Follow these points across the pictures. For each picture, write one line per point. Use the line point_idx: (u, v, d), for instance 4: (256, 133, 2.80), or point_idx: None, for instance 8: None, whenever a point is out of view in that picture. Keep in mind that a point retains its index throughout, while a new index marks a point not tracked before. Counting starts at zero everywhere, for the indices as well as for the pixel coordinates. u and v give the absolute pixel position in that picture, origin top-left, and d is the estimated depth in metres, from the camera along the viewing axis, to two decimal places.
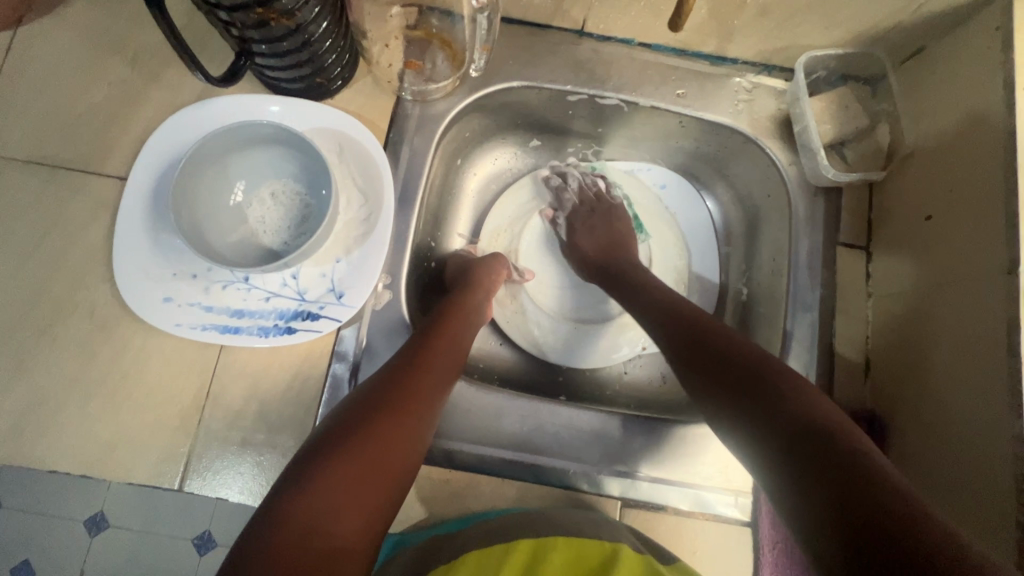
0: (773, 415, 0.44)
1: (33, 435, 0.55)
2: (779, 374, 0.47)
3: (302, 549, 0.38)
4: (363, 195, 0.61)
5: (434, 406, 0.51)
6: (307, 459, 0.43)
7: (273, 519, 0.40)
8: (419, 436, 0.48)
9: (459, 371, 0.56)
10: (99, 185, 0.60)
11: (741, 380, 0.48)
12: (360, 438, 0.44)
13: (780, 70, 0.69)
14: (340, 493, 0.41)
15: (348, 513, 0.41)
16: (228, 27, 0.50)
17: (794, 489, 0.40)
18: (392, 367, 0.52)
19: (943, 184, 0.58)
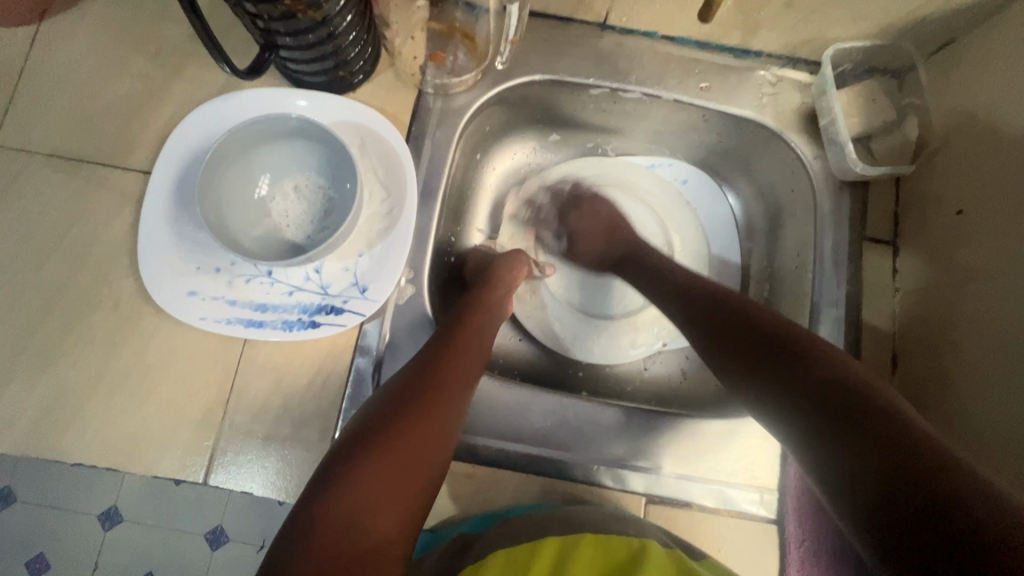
0: (765, 353, 0.48)
1: (59, 428, 0.55)
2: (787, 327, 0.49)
3: (339, 546, 0.39)
4: (386, 189, 0.61)
5: (462, 400, 0.51)
6: (340, 455, 0.44)
7: (310, 516, 0.40)
8: (449, 428, 0.48)
9: (485, 363, 0.56)
10: (122, 179, 0.60)
11: (745, 337, 0.51)
12: (390, 434, 0.44)
13: (805, 63, 0.68)
14: (373, 490, 0.41)
15: (383, 508, 0.41)
16: (254, 20, 0.50)
17: (798, 409, 0.44)
18: (418, 363, 0.52)
19: (976, 177, 0.57)
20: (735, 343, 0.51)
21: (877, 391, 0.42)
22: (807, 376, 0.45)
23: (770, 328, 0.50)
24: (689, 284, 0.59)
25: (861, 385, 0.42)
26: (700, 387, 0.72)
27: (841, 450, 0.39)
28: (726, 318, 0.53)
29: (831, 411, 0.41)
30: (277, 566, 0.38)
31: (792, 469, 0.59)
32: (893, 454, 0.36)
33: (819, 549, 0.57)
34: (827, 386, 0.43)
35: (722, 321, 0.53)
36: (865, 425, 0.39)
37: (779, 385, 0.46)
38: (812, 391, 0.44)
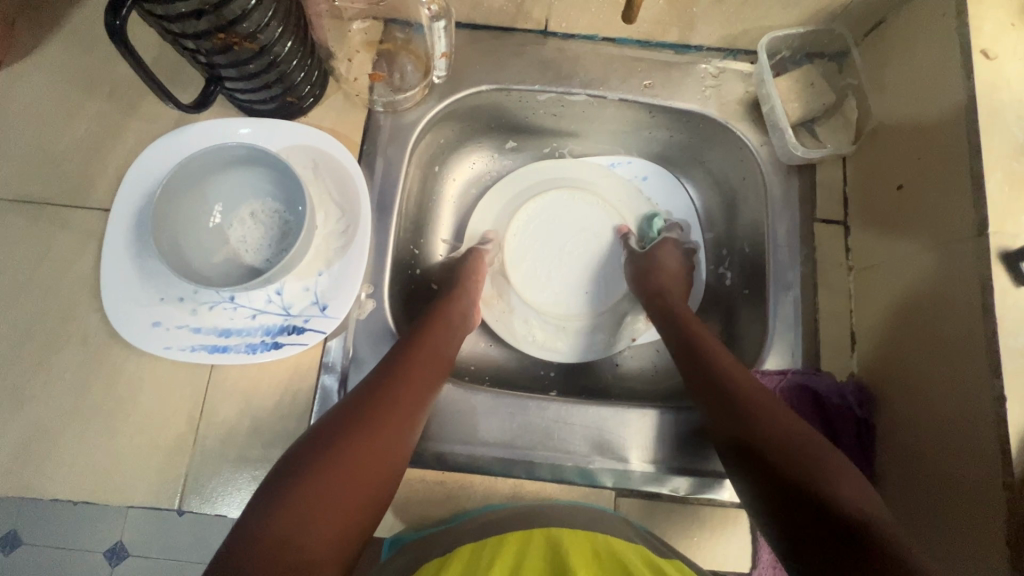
0: (738, 419, 0.51)
1: (34, 466, 0.56)
2: (760, 393, 0.52)
3: (276, 563, 0.39)
4: (340, 208, 0.63)
5: (417, 413, 0.52)
6: (286, 470, 0.44)
7: (249, 531, 0.41)
8: (400, 445, 0.49)
9: (444, 374, 0.57)
10: (85, 217, 0.62)
11: (722, 398, 0.53)
12: (337, 452, 0.45)
13: (745, 54, 0.69)
14: (315, 506, 0.42)
15: (325, 523, 0.42)
16: (195, 55, 0.52)
17: (767, 486, 0.47)
18: (374, 376, 0.52)
19: (911, 153, 0.58)
20: (717, 403, 0.53)
21: (842, 484, 0.45)
22: (771, 449, 0.48)
23: (764, 407, 0.51)
24: (697, 340, 0.59)
25: (820, 460, 0.46)
26: (672, 377, 0.72)
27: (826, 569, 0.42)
28: (723, 387, 0.53)
29: (776, 476, 0.47)
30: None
31: None
32: (833, 534, 0.42)
33: None
34: (770, 451, 0.48)
35: (720, 393, 0.53)
36: (806, 494, 0.44)
37: (750, 455, 0.49)
38: (785, 481, 0.46)
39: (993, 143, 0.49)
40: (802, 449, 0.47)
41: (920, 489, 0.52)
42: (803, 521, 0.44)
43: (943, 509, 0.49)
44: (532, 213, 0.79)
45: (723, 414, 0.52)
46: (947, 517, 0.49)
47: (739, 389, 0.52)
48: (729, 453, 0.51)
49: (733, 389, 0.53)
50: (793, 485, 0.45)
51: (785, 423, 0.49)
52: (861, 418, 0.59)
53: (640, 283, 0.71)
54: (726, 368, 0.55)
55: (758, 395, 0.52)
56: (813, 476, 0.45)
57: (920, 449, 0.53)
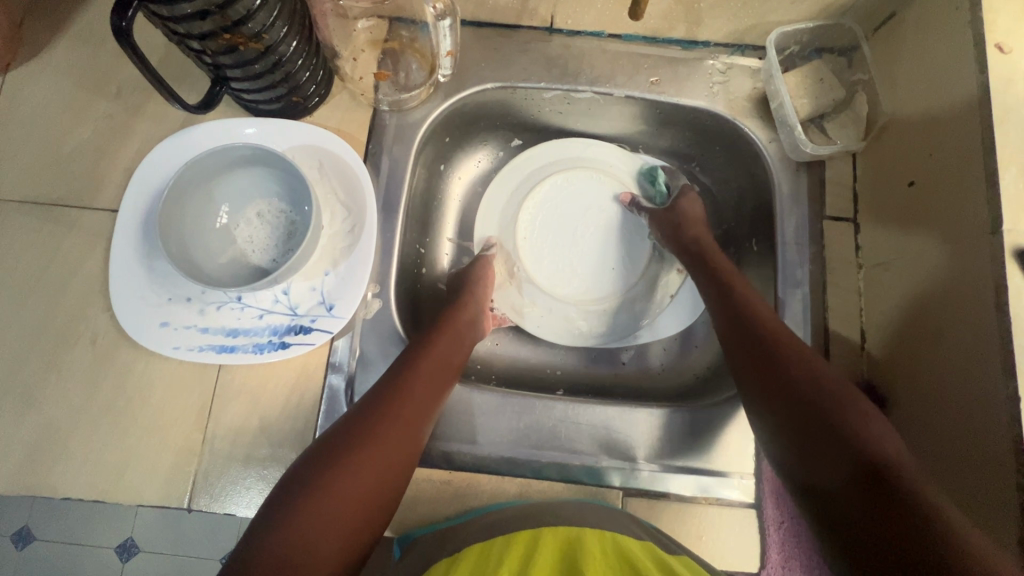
0: (772, 375, 0.52)
1: (45, 466, 0.57)
2: (797, 348, 0.53)
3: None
4: (347, 208, 0.63)
5: (425, 423, 0.52)
6: (289, 486, 0.45)
7: (250, 549, 0.41)
8: (408, 452, 0.49)
9: (451, 383, 0.57)
10: (92, 218, 0.62)
11: (758, 353, 0.53)
12: (339, 468, 0.45)
13: (753, 49, 0.69)
14: (320, 519, 0.43)
15: (326, 541, 0.42)
16: (200, 55, 0.52)
17: (798, 440, 0.48)
18: (381, 385, 0.52)
19: (922, 149, 0.57)
20: (752, 360, 0.54)
21: (874, 438, 0.45)
22: (804, 405, 0.49)
23: (805, 367, 0.51)
24: (734, 292, 0.59)
25: (852, 416, 0.47)
26: (678, 376, 0.72)
27: (852, 522, 0.43)
28: (765, 348, 0.53)
29: (808, 429, 0.48)
30: None
31: None
32: (862, 484, 0.43)
33: (797, 529, 0.58)
34: (803, 406, 0.49)
35: (760, 353, 0.53)
36: (838, 447, 0.46)
37: (783, 410, 0.50)
38: (817, 436, 0.47)
39: (1008, 139, 0.48)
40: (839, 407, 0.48)
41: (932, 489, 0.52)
42: (833, 474, 0.45)
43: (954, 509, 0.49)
44: (535, 211, 0.75)
45: (758, 370, 0.53)
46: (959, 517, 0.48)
47: (774, 344, 0.53)
48: (760, 408, 0.52)
49: (774, 350, 0.53)
50: (824, 439, 0.46)
51: (820, 379, 0.50)
52: None
53: (671, 235, 0.68)
54: (763, 323, 0.55)
55: (795, 351, 0.52)
56: (844, 432, 0.46)
57: (932, 449, 0.52)
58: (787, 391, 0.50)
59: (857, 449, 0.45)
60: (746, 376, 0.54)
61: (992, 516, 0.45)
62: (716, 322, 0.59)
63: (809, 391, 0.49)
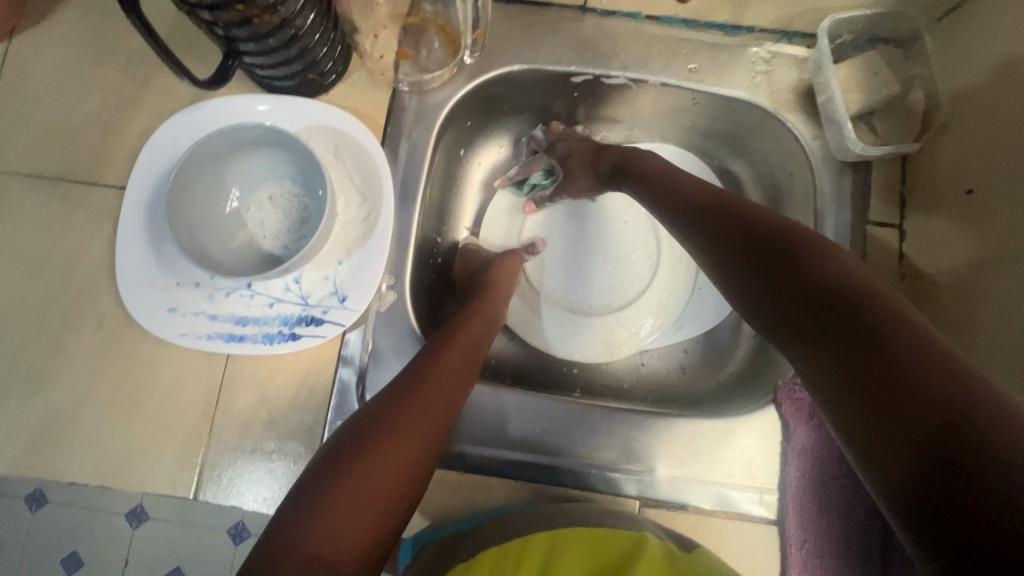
0: (748, 251, 0.46)
1: (52, 449, 0.56)
2: (775, 221, 0.47)
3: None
4: (362, 194, 0.60)
5: (448, 416, 0.50)
6: (313, 476, 0.43)
7: (275, 543, 0.40)
8: (430, 445, 0.47)
9: (476, 373, 0.55)
10: (99, 196, 0.60)
11: (731, 236, 0.48)
12: (365, 460, 0.43)
13: (802, 37, 0.64)
14: (342, 519, 0.40)
15: (354, 534, 0.41)
16: (212, 27, 0.49)
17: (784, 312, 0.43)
18: (402, 379, 0.50)
19: (985, 154, 0.52)
20: (730, 241, 0.48)
21: (870, 292, 0.38)
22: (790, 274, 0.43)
23: (791, 238, 0.45)
24: (697, 187, 0.54)
25: (840, 278, 0.40)
26: (698, 381, 0.70)
27: (844, 377, 0.37)
28: (745, 230, 0.47)
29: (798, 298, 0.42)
30: None
31: (792, 466, 0.57)
32: (852, 339, 0.37)
33: (823, 551, 0.55)
34: (785, 274, 0.43)
35: (740, 237, 0.47)
36: (826, 307, 0.39)
37: (768, 286, 0.44)
38: (808, 301, 0.41)
39: None
40: (828, 271, 0.41)
41: None
42: (824, 337, 0.39)
43: None
44: (553, 211, 0.75)
45: (738, 252, 0.47)
46: None
47: (746, 219, 0.48)
48: (743, 289, 0.47)
49: (755, 230, 0.47)
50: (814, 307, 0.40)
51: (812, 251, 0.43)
52: None
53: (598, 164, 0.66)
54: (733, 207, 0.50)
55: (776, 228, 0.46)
56: (833, 294, 0.39)
57: None
58: (771, 265, 0.44)
59: (846, 304, 0.38)
60: (730, 264, 0.48)
61: None
62: (687, 223, 0.53)
63: (792, 261, 0.43)
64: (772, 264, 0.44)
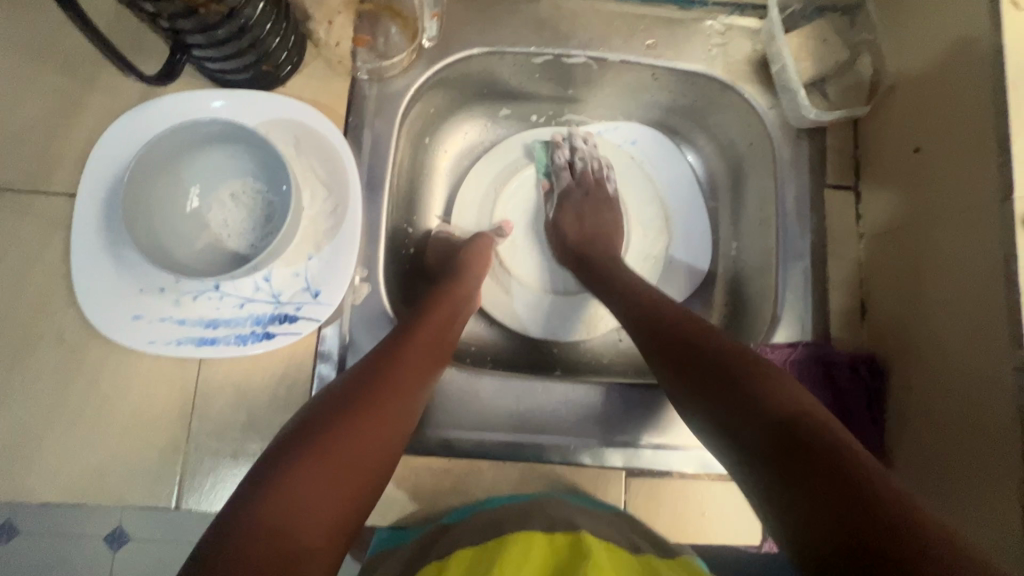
0: (706, 373, 0.46)
1: (18, 471, 0.54)
2: (737, 350, 0.46)
3: (261, 552, 0.37)
4: (327, 188, 0.58)
5: (418, 392, 0.50)
6: (280, 451, 0.42)
7: (232, 520, 0.38)
8: (400, 421, 0.47)
9: (443, 362, 0.54)
10: (49, 203, 0.57)
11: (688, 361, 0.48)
12: (333, 435, 0.43)
13: (753, 9, 0.65)
14: (311, 491, 0.40)
15: (315, 509, 0.39)
16: (156, 19, 0.47)
17: (734, 432, 0.42)
18: (374, 357, 0.50)
19: (929, 112, 0.55)
20: (686, 372, 0.47)
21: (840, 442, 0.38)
22: (745, 407, 0.42)
23: (732, 361, 0.45)
24: (657, 305, 0.54)
25: (799, 413, 0.40)
26: None
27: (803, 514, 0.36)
28: (677, 342, 0.50)
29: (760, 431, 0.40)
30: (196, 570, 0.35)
31: None
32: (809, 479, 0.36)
33: None
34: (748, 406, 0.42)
35: (686, 359, 0.48)
36: (785, 441, 0.39)
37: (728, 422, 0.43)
38: (765, 434, 0.40)
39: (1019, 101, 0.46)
40: (769, 394, 0.42)
41: (945, 466, 0.51)
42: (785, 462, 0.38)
43: (968, 484, 0.48)
44: (521, 189, 0.75)
45: (696, 388, 0.46)
46: (970, 491, 0.48)
47: (708, 347, 0.47)
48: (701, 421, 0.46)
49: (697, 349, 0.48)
50: (778, 441, 0.39)
51: (779, 392, 0.42)
52: (871, 388, 0.58)
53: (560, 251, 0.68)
54: (691, 331, 0.50)
55: (742, 359, 0.45)
56: (799, 433, 0.39)
57: (936, 423, 0.52)
58: (731, 403, 0.43)
59: (805, 441, 0.38)
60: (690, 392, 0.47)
61: (1002, 475, 0.45)
62: (642, 333, 0.53)
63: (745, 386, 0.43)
64: (732, 396, 0.43)
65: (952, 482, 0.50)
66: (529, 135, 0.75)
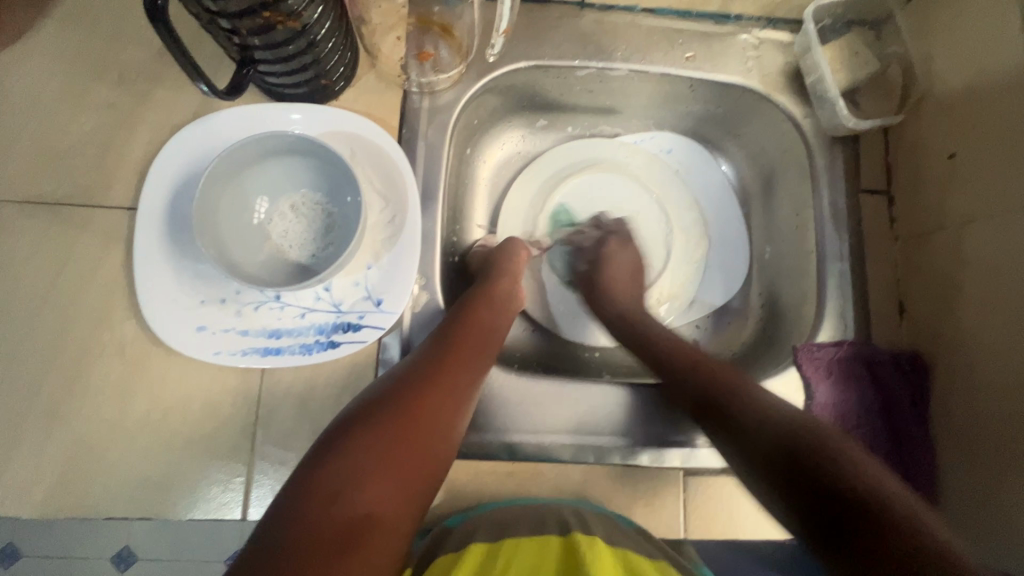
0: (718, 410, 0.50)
1: (80, 485, 0.53)
2: (739, 387, 0.51)
3: (324, 515, 0.39)
4: (385, 198, 0.59)
5: (469, 381, 0.51)
6: (341, 429, 0.45)
7: (302, 484, 0.41)
8: (452, 406, 0.48)
9: (494, 354, 0.56)
10: (107, 216, 0.57)
11: (707, 397, 0.52)
12: (386, 414, 0.45)
13: (785, 23, 0.68)
14: (367, 463, 0.42)
15: (369, 480, 0.41)
16: (230, 36, 0.48)
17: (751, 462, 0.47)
18: (428, 347, 0.52)
19: (963, 120, 0.58)
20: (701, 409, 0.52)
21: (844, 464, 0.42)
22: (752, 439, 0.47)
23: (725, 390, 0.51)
24: (669, 350, 0.57)
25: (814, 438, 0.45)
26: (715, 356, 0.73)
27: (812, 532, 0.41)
28: (688, 379, 0.54)
29: (779, 460, 0.45)
30: (269, 535, 0.39)
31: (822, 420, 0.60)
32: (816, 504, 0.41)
33: None
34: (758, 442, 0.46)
35: (702, 396, 0.52)
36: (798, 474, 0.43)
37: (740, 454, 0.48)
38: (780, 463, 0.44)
39: None
40: (764, 414, 0.48)
41: (988, 457, 0.53)
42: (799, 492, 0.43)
43: (1015, 472, 0.50)
44: (568, 197, 0.77)
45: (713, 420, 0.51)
46: (1015, 479, 0.50)
47: (724, 385, 0.52)
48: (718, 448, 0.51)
49: (705, 380, 0.53)
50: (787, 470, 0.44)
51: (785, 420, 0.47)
52: (914, 384, 0.60)
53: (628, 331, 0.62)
54: (708, 370, 0.54)
55: (740, 392, 0.51)
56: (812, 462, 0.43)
57: (983, 417, 0.54)
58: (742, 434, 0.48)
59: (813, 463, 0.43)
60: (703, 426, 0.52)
61: None
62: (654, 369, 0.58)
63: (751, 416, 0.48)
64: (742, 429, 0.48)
65: (1003, 474, 0.51)
66: (572, 145, 0.78)
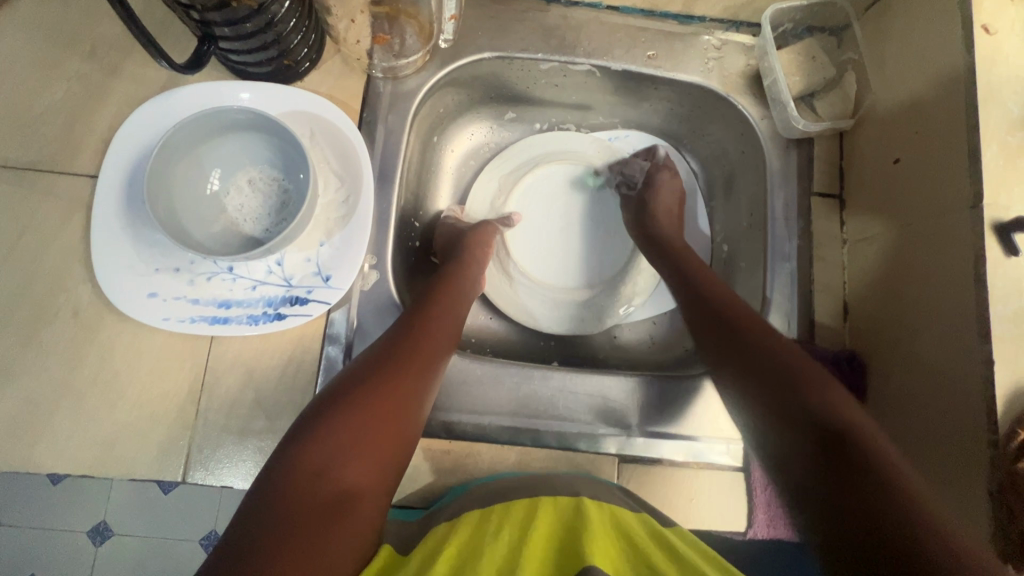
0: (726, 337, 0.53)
1: (26, 441, 0.55)
2: (754, 318, 0.53)
3: (309, 490, 0.41)
4: (341, 177, 0.61)
5: (438, 362, 0.53)
6: (316, 409, 0.46)
7: (288, 460, 0.43)
8: (424, 387, 0.50)
9: (457, 336, 0.57)
10: (69, 183, 0.59)
11: (722, 328, 0.53)
12: (365, 392, 0.46)
13: (748, 26, 0.70)
14: (347, 442, 0.43)
15: (350, 459, 0.43)
16: (189, 11, 0.49)
17: (760, 401, 0.48)
18: (397, 328, 0.54)
19: (909, 127, 0.59)
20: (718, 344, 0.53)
21: (841, 410, 0.44)
22: (762, 373, 0.49)
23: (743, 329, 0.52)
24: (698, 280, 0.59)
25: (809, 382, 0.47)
26: (668, 351, 0.74)
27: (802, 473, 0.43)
28: (705, 305, 0.56)
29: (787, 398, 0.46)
30: (250, 514, 0.40)
31: None
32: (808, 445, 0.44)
33: None
34: (771, 374, 0.48)
35: (718, 327, 0.54)
36: (801, 411, 0.45)
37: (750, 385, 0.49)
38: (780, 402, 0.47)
39: (990, 116, 0.50)
40: (786, 367, 0.48)
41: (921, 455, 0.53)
42: (794, 428, 0.45)
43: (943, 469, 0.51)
44: (539, 181, 0.78)
45: (725, 352, 0.52)
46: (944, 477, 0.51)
47: (735, 317, 0.53)
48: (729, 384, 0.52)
49: (726, 321, 0.54)
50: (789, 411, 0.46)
51: (794, 361, 0.49)
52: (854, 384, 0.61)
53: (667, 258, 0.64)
54: (725, 301, 0.55)
55: (757, 326, 0.52)
56: (813, 407, 0.45)
57: (912, 415, 0.55)
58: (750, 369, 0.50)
59: (807, 405, 0.45)
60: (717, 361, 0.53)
61: (973, 459, 0.48)
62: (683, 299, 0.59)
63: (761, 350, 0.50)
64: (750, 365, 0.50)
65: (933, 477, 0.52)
66: (545, 136, 0.79)
